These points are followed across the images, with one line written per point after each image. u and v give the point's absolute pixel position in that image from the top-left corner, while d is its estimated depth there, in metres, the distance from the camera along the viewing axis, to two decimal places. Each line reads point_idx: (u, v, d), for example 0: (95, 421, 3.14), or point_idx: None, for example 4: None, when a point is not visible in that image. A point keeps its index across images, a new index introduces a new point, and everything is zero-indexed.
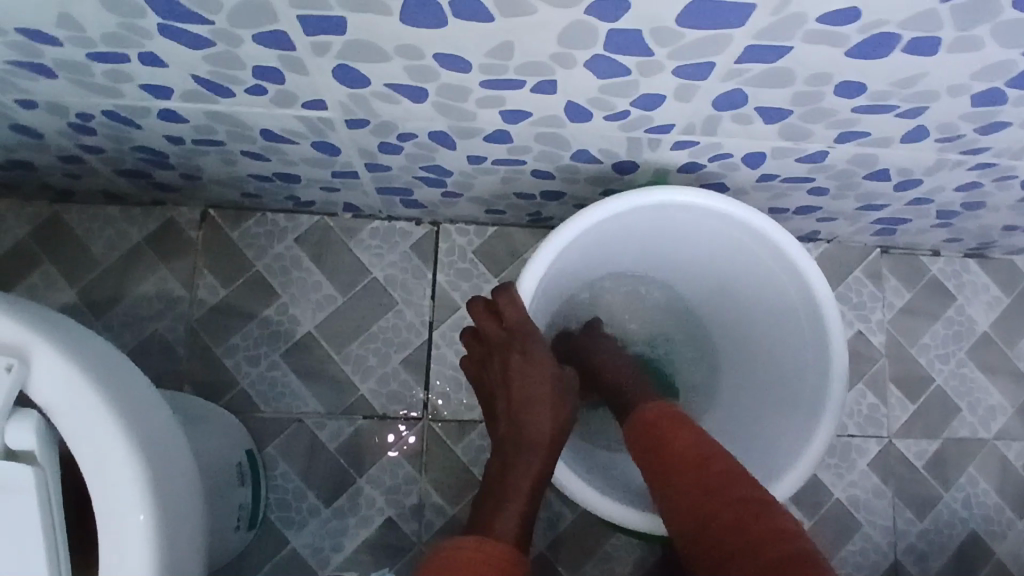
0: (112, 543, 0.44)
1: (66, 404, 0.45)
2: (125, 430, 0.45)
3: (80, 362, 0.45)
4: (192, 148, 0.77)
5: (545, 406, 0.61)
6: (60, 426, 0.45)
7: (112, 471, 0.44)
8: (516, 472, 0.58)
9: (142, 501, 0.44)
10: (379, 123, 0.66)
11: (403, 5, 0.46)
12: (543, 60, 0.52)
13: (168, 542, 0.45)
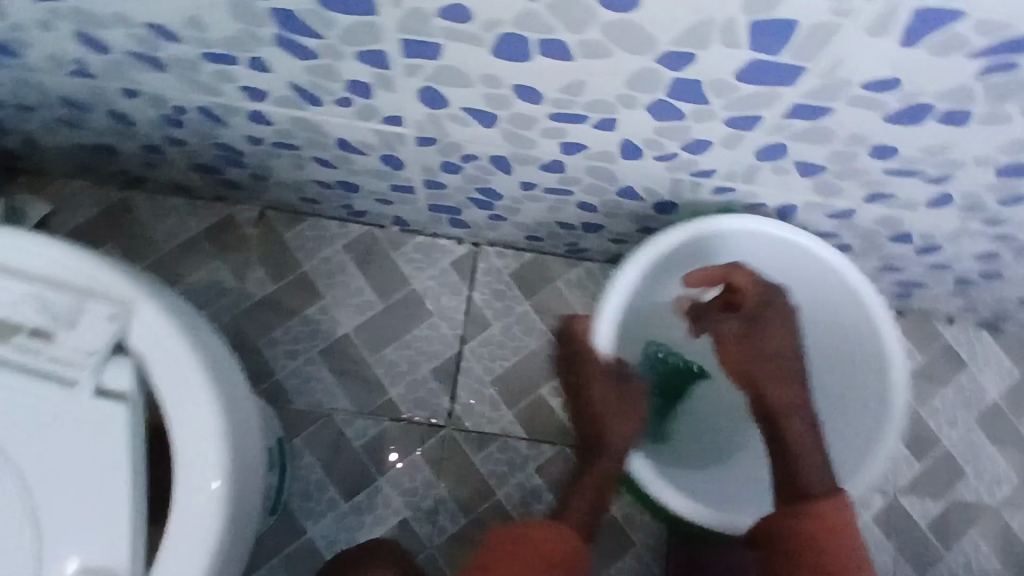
0: (186, 502, 0.49)
1: (162, 363, 0.51)
2: (210, 397, 0.50)
3: (179, 330, 0.52)
4: (268, 150, 0.84)
5: (610, 417, 0.76)
6: (155, 384, 0.51)
7: (194, 436, 0.50)
8: (586, 472, 0.74)
9: (217, 468, 0.49)
10: (446, 142, 0.73)
11: (496, 40, 0.52)
12: (609, 99, 0.58)
13: (232, 507, 0.50)
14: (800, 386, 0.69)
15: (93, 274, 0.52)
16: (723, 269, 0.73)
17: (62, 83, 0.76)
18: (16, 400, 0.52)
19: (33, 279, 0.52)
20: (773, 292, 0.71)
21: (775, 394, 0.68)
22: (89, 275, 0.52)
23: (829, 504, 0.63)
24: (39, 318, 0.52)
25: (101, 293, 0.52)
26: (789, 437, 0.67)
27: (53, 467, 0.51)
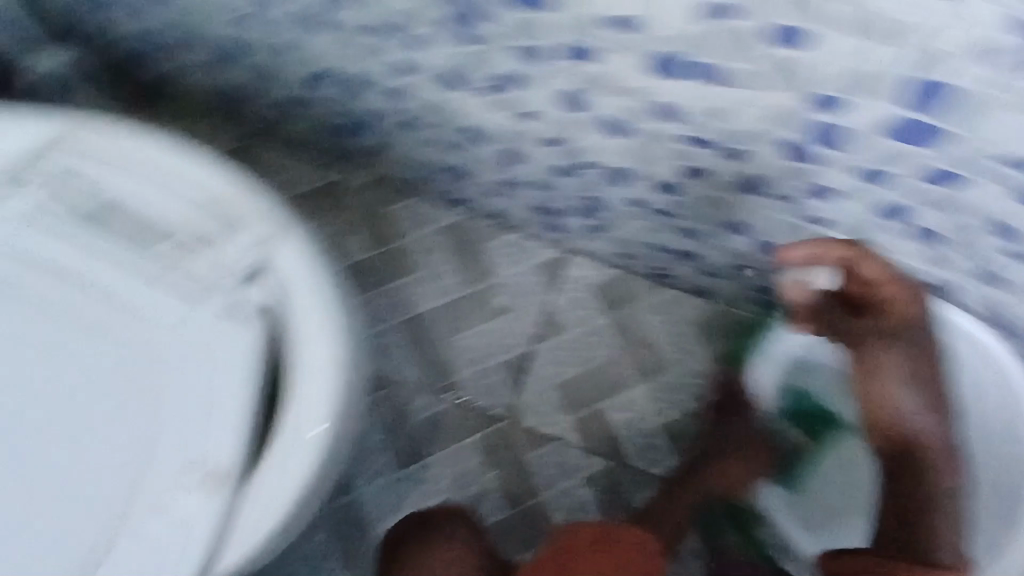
0: (291, 437, 0.52)
1: (300, 299, 0.55)
2: (336, 342, 0.54)
3: (320, 273, 0.56)
4: (395, 126, 0.88)
5: (734, 458, 0.87)
6: (289, 316, 0.55)
7: (313, 377, 0.53)
8: (694, 493, 0.86)
9: (326, 413, 0.52)
10: (570, 146, 0.76)
11: (653, 58, 0.57)
12: (742, 131, 0.63)
13: (330, 453, 0.52)
14: (939, 419, 0.61)
15: (238, 200, 0.57)
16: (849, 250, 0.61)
17: (222, 31, 0.81)
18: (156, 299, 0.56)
19: (184, 197, 0.57)
20: (915, 303, 0.62)
21: (911, 426, 0.60)
22: (236, 200, 0.57)
23: None
24: (184, 234, 0.57)
25: (244, 218, 0.56)
26: (915, 479, 0.60)
27: (179, 364, 0.54)
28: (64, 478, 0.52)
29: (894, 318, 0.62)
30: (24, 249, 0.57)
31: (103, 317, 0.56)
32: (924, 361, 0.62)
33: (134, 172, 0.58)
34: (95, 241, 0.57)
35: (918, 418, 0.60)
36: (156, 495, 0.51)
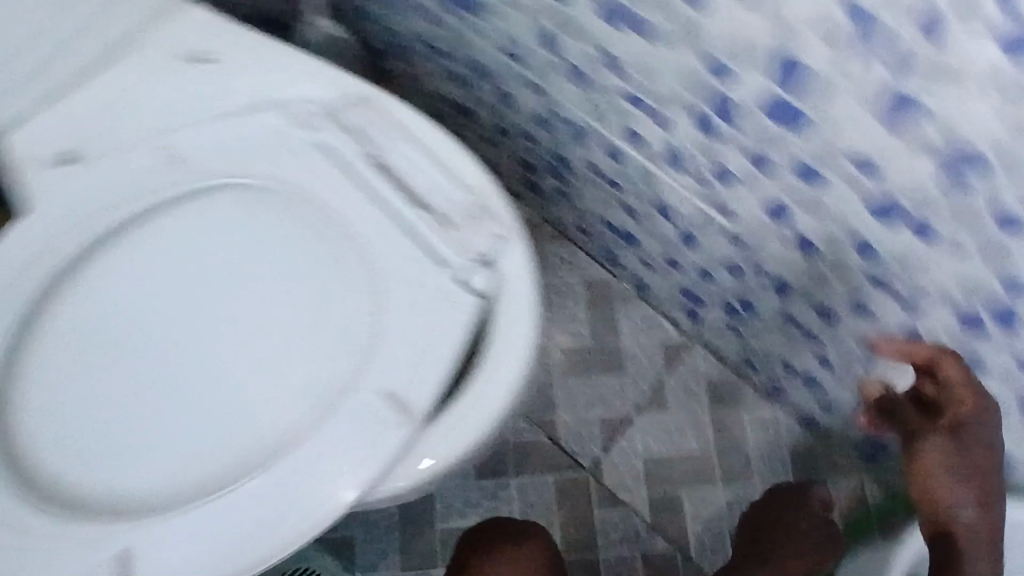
0: (473, 401, 0.59)
1: (512, 291, 0.62)
2: (531, 335, 0.61)
3: (533, 274, 0.63)
4: (593, 179, 0.96)
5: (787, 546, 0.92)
6: (499, 302, 0.62)
7: (505, 357, 0.60)
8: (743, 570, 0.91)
9: (507, 390, 0.60)
10: (753, 248, 0.83)
11: (878, 200, 0.65)
12: (929, 287, 0.68)
13: (497, 423, 0.60)
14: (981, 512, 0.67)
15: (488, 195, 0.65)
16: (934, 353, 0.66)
17: (484, 52, 0.90)
18: (400, 246, 0.63)
19: (444, 176, 0.65)
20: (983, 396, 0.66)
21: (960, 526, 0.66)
22: (485, 194, 0.64)
23: None
24: (434, 208, 0.64)
25: (490, 212, 0.64)
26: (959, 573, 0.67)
27: (403, 307, 0.61)
28: (287, 371, 0.60)
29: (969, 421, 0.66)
30: (301, 173, 0.66)
31: (348, 247, 0.63)
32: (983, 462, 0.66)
33: (409, 143, 0.65)
34: (363, 185, 0.65)
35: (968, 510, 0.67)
36: (351, 414, 0.57)
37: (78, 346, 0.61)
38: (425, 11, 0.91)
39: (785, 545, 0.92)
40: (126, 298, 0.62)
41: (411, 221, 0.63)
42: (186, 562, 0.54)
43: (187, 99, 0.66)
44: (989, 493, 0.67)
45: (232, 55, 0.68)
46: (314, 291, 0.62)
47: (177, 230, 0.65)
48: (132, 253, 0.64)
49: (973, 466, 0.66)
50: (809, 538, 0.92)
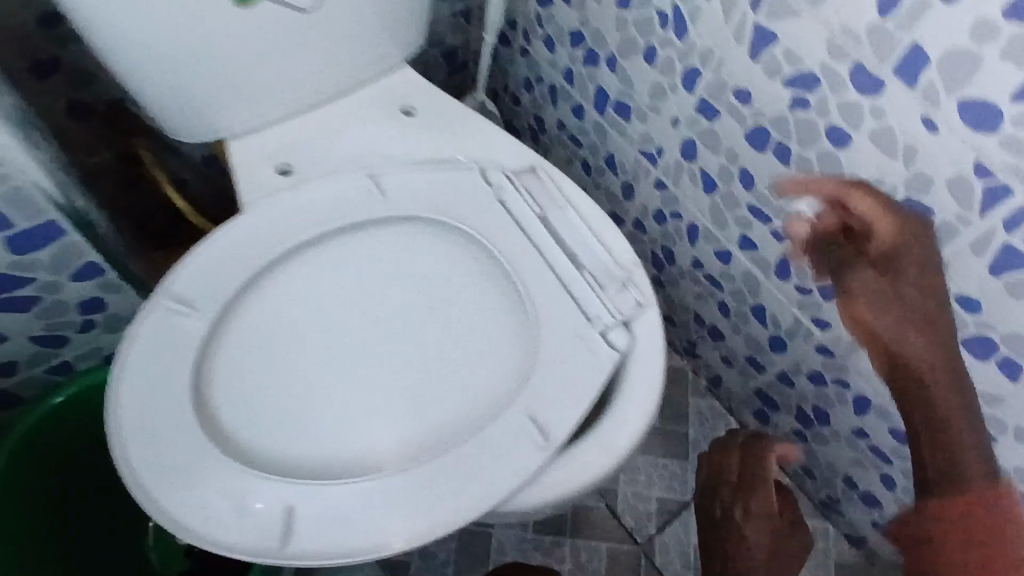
0: (596, 446, 0.67)
1: (642, 354, 0.71)
2: (655, 396, 0.69)
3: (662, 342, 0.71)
4: (693, 274, 1.05)
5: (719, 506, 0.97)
6: (630, 362, 0.71)
7: (630, 412, 0.68)
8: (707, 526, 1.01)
9: (628, 441, 0.67)
10: (838, 362, 0.90)
11: (974, 335, 0.73)
12: (1008, 424, 0.75)
13: (614, 470, 0.67)
14: (928, 337, 0.76)
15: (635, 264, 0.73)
16: (840, 186, 0.76)
17: (621, 148, 1.04)
18: (558, 297, 0.71)
19: (599, 244, 0.74)
20: (913, 228, 0.72)
21: (913, 355, 0.77)
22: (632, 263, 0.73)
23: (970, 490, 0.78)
24: (588, 269, 0.73)
25: (634, 280, 0.73)
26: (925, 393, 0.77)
27: (556, 349, 0.69)
28: (445, 393, 0.68)
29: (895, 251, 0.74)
30: (481, 219, 0.74)
31: (515, 291, 0.72)
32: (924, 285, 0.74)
33: (572, 210, 0.76)
34: (533, 240, 0.74)
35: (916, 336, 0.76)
36: (493, 434, 0.64)
37: (269, 334, 0.68)
38: (576, 106, 1.07)
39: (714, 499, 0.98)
40: (314, 301, 0.70)
41: (567, 277, 0.72)
42: (337, 533, 0.60)
43: (395, 143, 0.79)
44: (936, 320, 0.75)
45: (437, 115, 0.80)
46: (480, 324, 0.71)
47: (357, 252, 0.73)
48: (326, 262, 0.72)
49: (911, 293, 0.75)
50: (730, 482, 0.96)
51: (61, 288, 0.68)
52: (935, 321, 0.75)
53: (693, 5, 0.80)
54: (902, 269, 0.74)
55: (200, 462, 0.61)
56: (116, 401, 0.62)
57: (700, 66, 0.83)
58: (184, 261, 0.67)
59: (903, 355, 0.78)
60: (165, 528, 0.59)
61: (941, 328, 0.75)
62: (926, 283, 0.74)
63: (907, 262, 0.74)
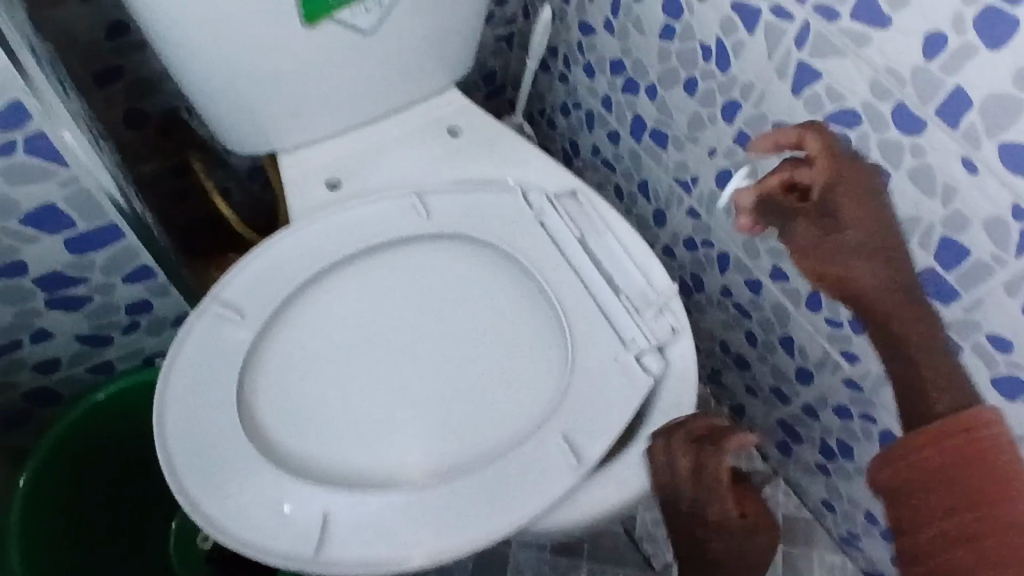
0: (625, 467, 0.67)
1: (674, 381, 0.71)
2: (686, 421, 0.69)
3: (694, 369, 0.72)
4: (722, 303, 1.06)
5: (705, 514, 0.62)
6: (662, 388, 0.71)
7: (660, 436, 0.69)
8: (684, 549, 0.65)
9: None
10: (865, 397, 0.90)
11: (1007, 376, 0.73)
12: None
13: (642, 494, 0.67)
14: (873, 224, 0.67)
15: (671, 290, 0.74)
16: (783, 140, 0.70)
17: (655, 175, 1.05)
18: (596, 321, 0.72)
19: (636, 269, 0.76)
20: (837, 162, 0.69)
21: (861, 277, 0.66)
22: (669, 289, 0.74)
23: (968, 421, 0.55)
24: (625, 293, 0.74)
25: (670, 306, 0.74)
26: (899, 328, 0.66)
27: (592, 372, 0.69)
28: (481, 409, 0.69)
29: (834, 191, 0.67)
30: (522, 240, 0.76)
31: (552, 313, 0.73)
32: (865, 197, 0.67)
33: (610, 235, 0.77)
34: (571, 264, 0.75)
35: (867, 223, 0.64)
36: (528, 451, 0.65)
37: (312, 345, 0.70)
38: (611, 132, 1.09)
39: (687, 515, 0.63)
40: (356, 315, 0.72)
41: (605, 301, 0.73)
42: (371, 543, 0.60)
43: (441, 163, 0.81)
44: (884, 239, 0.67)
45: (483, 139, 0.83)
46: (517, 344, 0.73)
47: (400, 268, 0.75)
48: (370, 276, 0.74)
49: (847, 217, 0.66)
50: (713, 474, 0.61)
51: (112, 291, 0.70)
52: (887, 246, 0.67)
53: (736, 39, 0.82)
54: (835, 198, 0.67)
55: (238, 465, 0.62)
56: (163, 400, 0.63)
57: (740, 99, 0.85)
58: (236, 268, 0.69)
59: (858, 285, 0.66)
60: (202, 528, 0.60)
61: (886, 253, 0.66)
62: (863, 219, 0.67)
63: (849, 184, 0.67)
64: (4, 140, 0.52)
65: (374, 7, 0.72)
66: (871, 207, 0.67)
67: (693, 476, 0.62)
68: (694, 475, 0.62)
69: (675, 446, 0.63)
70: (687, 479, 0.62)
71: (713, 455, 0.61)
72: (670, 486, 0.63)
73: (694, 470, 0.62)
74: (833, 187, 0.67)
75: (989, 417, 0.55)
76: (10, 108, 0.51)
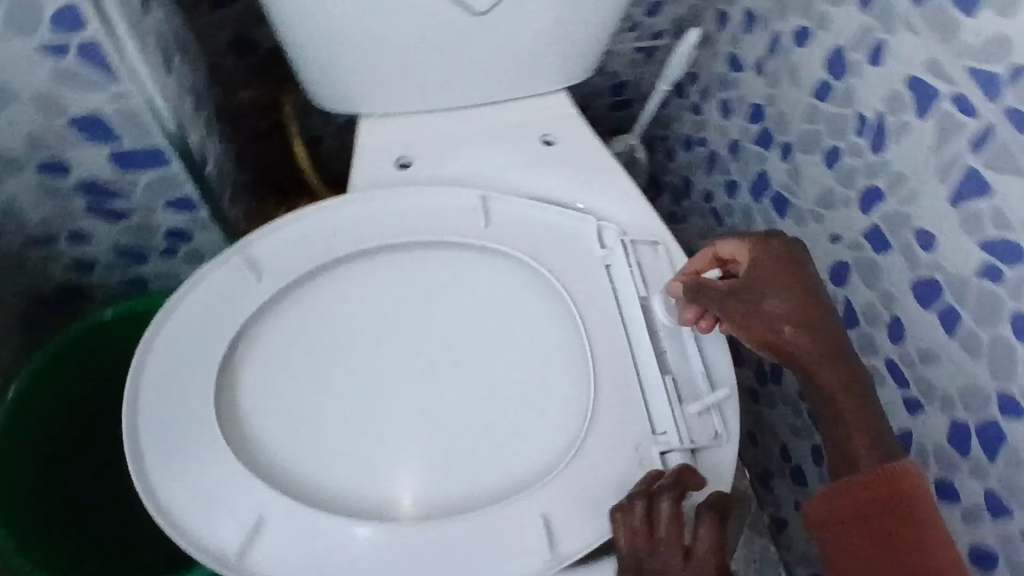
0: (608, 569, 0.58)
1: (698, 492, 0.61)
2: None
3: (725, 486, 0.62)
4: (797, 407, 0.92)
5: None
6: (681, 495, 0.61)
7: None
8: None
9: None
10: None
11: None
12: None
13: None
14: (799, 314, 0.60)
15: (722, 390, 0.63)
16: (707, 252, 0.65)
17: None
18: (632, 397, 0.63)
19: (695, 351, 0.65)
20: (770, 241, 0.63)
21: (799, 346, 0.59)
22: (716, 389, 0.63)
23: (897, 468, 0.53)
24: (674, 375, 0.64)
25: (720, 407, 0.63)
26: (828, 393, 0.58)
27: (605, 454, 0.60)
28: (473, 449, 0.62)
29: (760, 264, 0.61)
30: (579, 283, 0.67)
31: (585, 374, 0.65)
32: (798, 289, 0.60)
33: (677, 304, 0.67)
34: (625, 325, 0.66)
35: (789, 329, 0.59)
36: (502, 517, 0.57)
37: (323, 327, 0.66)
38: (730, 182, 0.97)
39: None
40: (378, 308, 0.67)
41: (648, 376, 0.63)
42: (294, 566, 0.55)
43: (522, 174, 0.75)
44: (817, 306, 0.60)
45: (575, 158, 0.76)
46: (537, 394, 0.65)
47: (440, 271, 0.69)
48: (404, 276, 0.68)
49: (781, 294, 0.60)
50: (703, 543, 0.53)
51: (152, 213, 0.67)
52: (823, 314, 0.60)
53: (901, 119, 0.68)
54: (762, 274, 0.61)
55: (198, 432, 0.58)
56: (150, 339, 0.59)
57: (885, 189, 0.71)
58: (274, 225, 0.65)
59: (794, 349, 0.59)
60: (137, 487, 0.55)
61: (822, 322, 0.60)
62: (795, 278, 0.61)
63: (774, 287, 0.60)
64: (58, 42, 0.49)
65: None
66: (792, 270, 0.61)
67: (686, 556, 0.52)
68: (686, 557, 0.52)
69: (661, 519, 0.54)
70: (681, 564, 0.52)
71: (709, 524, 0.53)
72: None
73: (688, 551, 0.53)
74: (759, 258, 0.62)
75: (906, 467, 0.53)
76: (66, 10, 0.47)
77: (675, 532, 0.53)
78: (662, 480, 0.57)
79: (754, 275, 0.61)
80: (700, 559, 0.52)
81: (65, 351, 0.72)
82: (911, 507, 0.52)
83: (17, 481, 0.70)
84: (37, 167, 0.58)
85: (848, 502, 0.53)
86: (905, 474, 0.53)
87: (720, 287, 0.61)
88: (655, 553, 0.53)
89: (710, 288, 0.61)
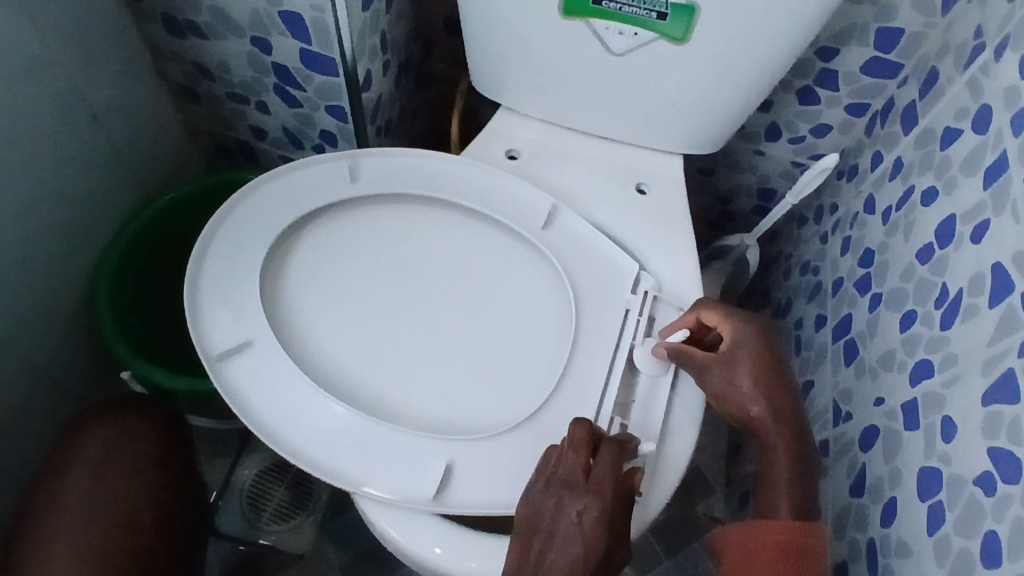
0: (477, 545, 0.64)
1: None
2: None
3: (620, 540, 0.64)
4: None
5: (592, 506, 0.58)
6: None
7: None
8: (553, 550, 0.57)
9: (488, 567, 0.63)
10: None
11: None
12: None
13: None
14: (763, 387, 0.65)
15: (649, 446, 0.66)
16: (693, 316, 0.70)
17: (822, 385, 0.90)
18: (579, 414, 0.68)
19: (660, 412, 0.69)
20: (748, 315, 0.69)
21: (759, 416, 0.64)
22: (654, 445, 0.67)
23: (809, 529, 0.60)
24: (629, 424, 0.69)
25: (650, 468, 0.67)
26: (779, 461, 0.63)
27: (527, 448, 0.66)
28: (434, 386, 0.70)
29: (735, 336, 0.67)
30: (591, 305, 0.73)
31: (551, 377, 0.70)
32: (765, 365, 0.66)
33: (668, 372, 0.70)
34: (612, 359, 0.71)
35: (753, 403, 0.65)
36: (420, 443, 0.65)
37: (379, 236, 0.76)
38: (821, 315, 0.95)
39: (572, 501, 0.59)
40: (429, 245, 0.77)
41: (604, 409, 0.68)
42: (252, 390, 0.66)
43: (603, 202, 0.82)
44: (781, 383, 0.65)
45: (658, 215, 0.81)
46: (509, 370, 0.71)
47: (492, 243, 0.77)
48: (461, 235, 0.77)
49: (749, 368, 0.66)
50: (602, 465, 0.60)
51: (316, 109, 0.85)
52: (786, 393, 0.65)
53: (974, 302, 0.65)
54: (736, 345, 0.67)
55: (246, 260, 0.70)
56: (257, 182, 0.74)
57: (935, 365, 0.68)
58: (387, 150, 0.78)
59: (756, 420, 0.64)
60: (186, 273, 0.69)
61: (786, 399, 0.65)
62: (762, 355, 0.66)
63: (744, 361, 0.66)
64: None
65: (629, 33, 0.72)
66: (761, 344, 0.67)
67: (587, 472, 0.60)
68: (587, 473, 0.60)
69: (570, 443, 0.61)
70: (582, 482, 0.59)
71: (609, 450, 0.61)
72: (567, 491, 0.59)
73: (587, 470, 0.60)
74: (735, 330, 0.68)
75: (814, 528, 0.60)
76: None
77: (581, 455, 0.60)
78: (573, 425, 0.63)
79: (731, 348, 0.67)
80: (596, 477, 0.60)
81: (208, 187, 0.95)
82: (807, 552, 0.59)
83: (131, 258, 0.91)
84: (251, 39, 0.78)
85: (763, 532, 0.60)
86: (814, 537, 0.60)
87: (696, 357, 0.67)
88: (564, 466, 0.60)
89: (688, 358, 0.67)
